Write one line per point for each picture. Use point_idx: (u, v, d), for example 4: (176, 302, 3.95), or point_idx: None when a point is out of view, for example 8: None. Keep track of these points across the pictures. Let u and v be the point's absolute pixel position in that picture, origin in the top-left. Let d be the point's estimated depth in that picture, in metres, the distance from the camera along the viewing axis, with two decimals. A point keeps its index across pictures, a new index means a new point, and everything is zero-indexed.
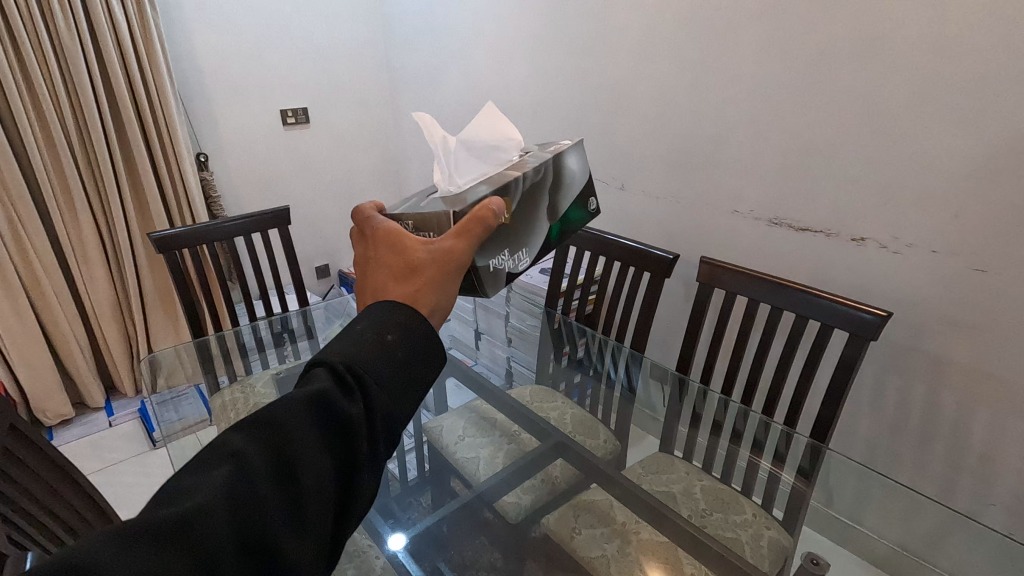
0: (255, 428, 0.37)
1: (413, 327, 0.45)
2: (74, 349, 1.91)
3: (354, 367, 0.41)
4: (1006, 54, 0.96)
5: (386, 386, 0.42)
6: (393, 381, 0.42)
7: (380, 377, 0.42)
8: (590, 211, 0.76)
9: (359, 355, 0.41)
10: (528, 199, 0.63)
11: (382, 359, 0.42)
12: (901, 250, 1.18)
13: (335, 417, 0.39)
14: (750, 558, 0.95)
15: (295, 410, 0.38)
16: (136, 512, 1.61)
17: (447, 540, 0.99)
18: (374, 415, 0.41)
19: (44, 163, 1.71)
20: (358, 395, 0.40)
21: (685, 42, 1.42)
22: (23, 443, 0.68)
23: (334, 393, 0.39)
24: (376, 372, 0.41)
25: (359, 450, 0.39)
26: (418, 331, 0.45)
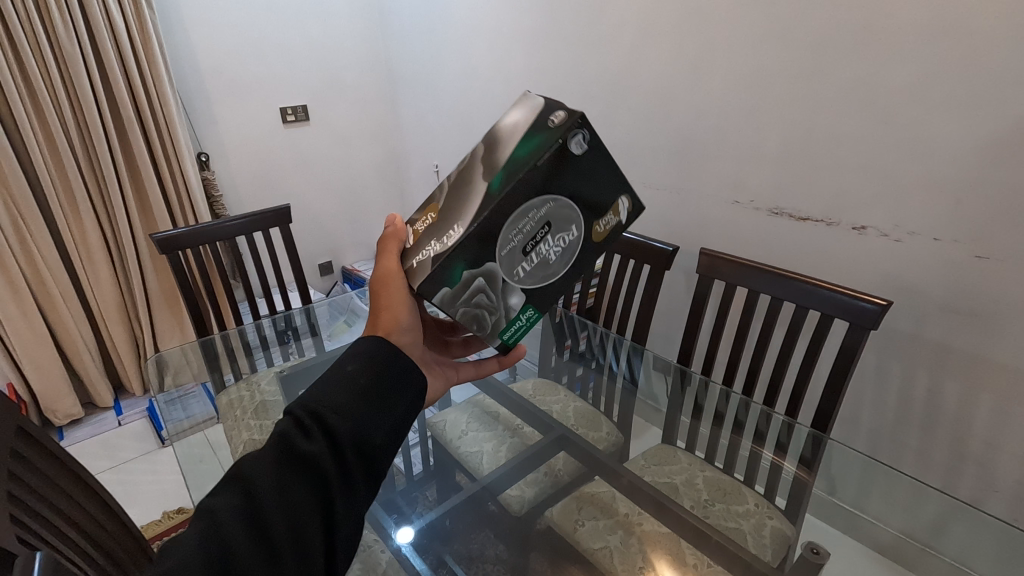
0: (231, 482, 0.44)
1: (380, 355, 0.52)
2: (81, 350, 1.93)
3: (313, 406, 0.48)
4: (1006, 38, 0.95)
5: (346, 414, 0.48)
6: (355, 409, 0.49)
7: (338, 407, 0.48)
8: (560, 124, 0.52)
9: (327, 393, 0.49)
10: (456, 191, 0.59)
11: (345, 390, 0.49)
12: (902, 238, 1.17)
13: (297, 457, 0.45)
14: (752, 548, 0.95)
15: (261, 459, 0.45)
16: (147, 509, 1.63)
17: (453, 533, 1.00)
18: (339, 441, 0.47)
19: (47, 165, 1.71)
20: (317, 430, 0.47)
21: (683, 32, 1.41)
22: (31, 445, 0.69)
23: (292, 436, 0.46)
24: (332, 404, 0.48)
25: (327, 480, 0.45)
26: (382, 357, 0.53)
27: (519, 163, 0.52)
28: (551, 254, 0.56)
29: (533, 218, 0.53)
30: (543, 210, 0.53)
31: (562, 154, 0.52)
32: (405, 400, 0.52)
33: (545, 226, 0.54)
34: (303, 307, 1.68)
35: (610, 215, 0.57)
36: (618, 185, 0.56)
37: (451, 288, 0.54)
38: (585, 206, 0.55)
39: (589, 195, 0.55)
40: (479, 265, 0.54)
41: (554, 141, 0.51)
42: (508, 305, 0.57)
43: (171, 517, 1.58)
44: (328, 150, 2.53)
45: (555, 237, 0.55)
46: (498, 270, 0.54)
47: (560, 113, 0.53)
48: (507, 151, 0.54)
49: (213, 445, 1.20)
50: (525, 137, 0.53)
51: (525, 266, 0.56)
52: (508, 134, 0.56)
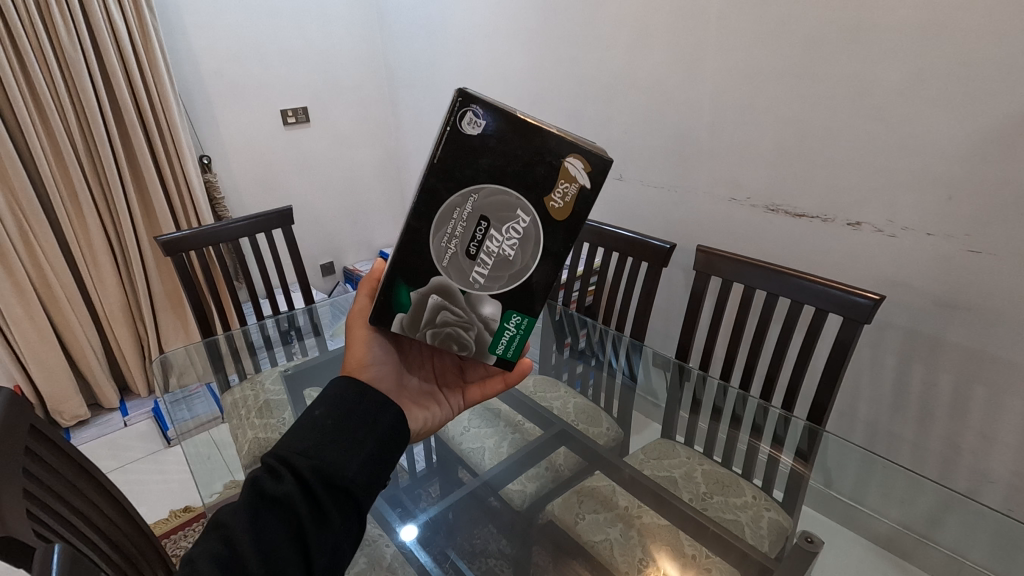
0: (211, 532, 0.48)
1: (341, 397, 0.57)
2: (87, 351, 1.95)
3: (282, 453, 0.52)
4: (995, 34, 0.97)
5: (311, 452, 0.52)
6: (321, 447, 0.52)
7: (305, 450, 0.52)
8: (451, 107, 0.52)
9: (297, 437, 0.53)
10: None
11: (312, 434, 0.53)
12: (897, 233, 1.19)
13: (269, 500, 0.49)
14: (750, 540, 0.97)
15: (234, 506, 0.49)
16: (154, 507, 1.65)
17: (456, 528, 1.01)
18: (308, 480, 0.50)
19: (51, 169, 1.73)
20: (286, 472, 0.50)
21: (680, 31, 1.42)
22: (43, 443, 0.71)
23: (261, 478, 0.50)
24: (299, 448, 0.52)
25: (299, 517, 0.49)
26: (345, 397, 0.57)
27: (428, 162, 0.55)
28: (507, 248, 0.56)
29: (465, 216, 0.55)
30: (471, 205, 0.55)
31: (461, 137, 0.52)
32: (372, 435, 0.55)
33: (483, 222, 0.55)
34: (306, 307, 1.70)
35: (560, 184, 0.54)
36: (547, 146, 0.53)
37: (410, 312, 0.59)
38: (517, 183, 0.54)
39: (520, 170, 0.53)
40: (424, 285, 0.58)
41: (446, 129, 0.52)
42: (481, 315, 0.59)
43: (177, 516, 1.61)
44: (328, 151, 2.55)
45: (501, 229, 0.55)
46: (450, 282, 0.57)
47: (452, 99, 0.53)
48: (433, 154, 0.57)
49: (219, 444, 1.22)
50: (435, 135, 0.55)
51: (480, 270, 0.57)
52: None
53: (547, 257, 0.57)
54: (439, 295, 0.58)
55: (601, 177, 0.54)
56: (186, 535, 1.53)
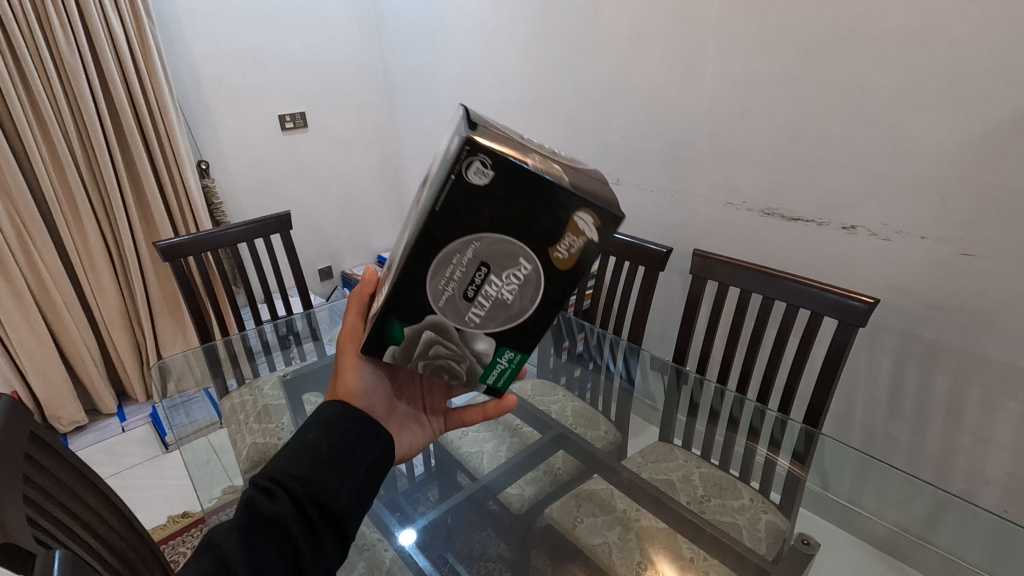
0: (204, 549, 0.48)
1: (336, 419, 0.56)
2: (85, 357, 1.95)
3: (277, 474, 0.52)
4: (985, 41, 0.98)
5: (306, 476, 0.52)
6: (317, 471, 0.52)
7: (301, 474, 0.52)
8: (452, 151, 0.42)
9: (291, 461, 0.53)
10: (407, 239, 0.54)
11: (306, 458, 0.53)
12: (891, 237, 1.20)
13: (264, 521, 0.49)
14: (747, 542, 0.98)
15: (228, 525, 0.49)
16: (152, 513, 1.65)
17: (455, 532, 1.01)
18: (303, 504, 0.51)
19: (49, 176, 1.74)
20: (283, 494, 0.51)
21: (675, 37, 1.44)
22: (43, 450, 0.71)
23: (257, 499, 0.50)
24: (294, 472, 0.52)
25: (294, 540, 0.49)
26: (340, 419, 0.56)
27: (425, 208, 0.45)
28: (506, 293, 0.47)
29: (465, 262, 0.46)
30: (470, 251, 0.45)
31: (465, 189, 0.43)
32: (366, 460, 0.55)
33: (483, 267, 0.46)
34: (304, 312, 1.70)
35: (569, 237, 0.45)
36: (561, 198, 0.44)
37: (400, 344, 0.50)
38: (522, 233, 0.45)
39: (528, 223, 0.44)
40: (418, 321, 0.49)
41: (446, 177, 0.43)
42: (476, 351, 0.50)
43: (176, 521, 1.60)
44: (326, 157, 2.55)
45: (502, 275, 0.46)
46: (445, 320, 0.48)
47: (457, 139, 0.43)
48: (426, 189, 0.47)
49: (217, 450, 1.22)
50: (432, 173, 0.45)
51: (478, 311, 0.48)
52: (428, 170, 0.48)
53: (551, 305, 0.48)
54: (433, 330, 0.49)
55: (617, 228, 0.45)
56: (184, 541, 1.53)
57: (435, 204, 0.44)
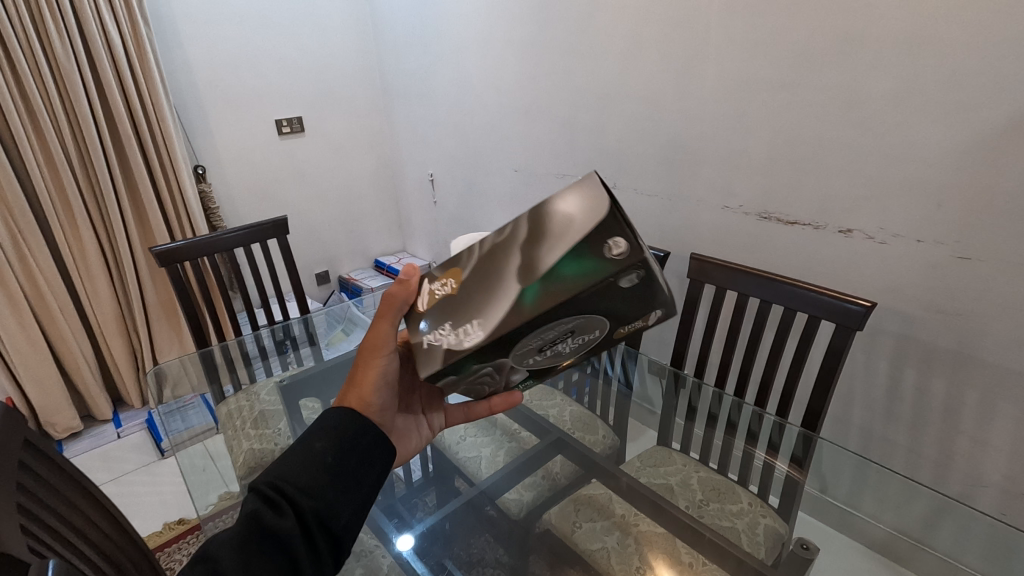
0: (201, 563, 0.46)
1: (345, 431, 0.56)
2: (81, 363, 1.94)
3: (281, 486, 0.51)
4: (978, 46, 0.99)
5: (312, 489, 0.51)
6: (323, 485, 0.52)
7: (307, 487, 0.51)
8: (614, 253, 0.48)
9: (297, 471, 0.52)
10: (486, 266, 0.54)
11: (313, 470, 0.52)
12: (887, 240, 1.20)
13: (266, 535, 0.48)
14: (746, 547, 0.97)
15: (229, 538, 0.47)
16: (148, 520, 1.64)
17: (452, 537, 1.01)
18: (307, 518, 0.50)
19: (45, 182, 1.73)
20: (288, 507, 0.50)
21: (671, 41, 1.44)
22: (37, 457, 0.70)
23: (262, 512, 0.49)
24: (301, 483, 0.51)
25: (296, 555, 0.48)
26: (348, 431, 0.56)
27: (559, 283, 0.49)
28: (566, 347, 0.55)
29: (564, 328, 0.51)
30: (573, 322, 0.51)
31: (609, 287, 0.50)
32: (369, 476, 0.56)
33: (570, 333, 0.53)
34: (301, 316, 1.69)
35: (639, 321, 0.56)
36: (656, 303, 0.54)
37: (460, 376, 0.53)
38: (614, 316, 0.53)
39: (627, 314, 0.53)
40: (488, 360, 0.53)
41: (604, 275, 0.49)
42: (510, 378, 0.58)
43: (172, 528, 1.59)
44: (323, 161, 2.55)
45: (575, 338, 0.54)
46: (508, 360, 0.54)
47: (618, 242, 0.49)
48: (551, 252, 0.50)
49: (213, 456, 1.22)
50: (574, 250, 0.49)
51: (538, 357, 0.55)
52: (559, 231, 0.51)
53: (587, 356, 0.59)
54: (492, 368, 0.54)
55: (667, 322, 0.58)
56: (180, 548, 1.52)
57: (577, 289, 0.48)
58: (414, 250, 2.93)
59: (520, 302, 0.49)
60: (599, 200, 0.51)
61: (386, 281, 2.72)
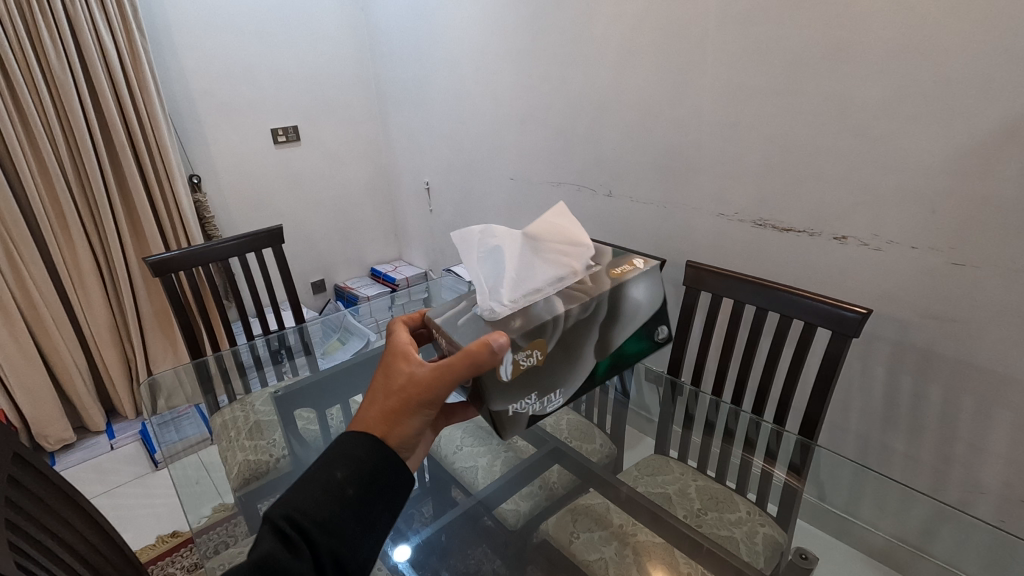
0: None
1: (364, 459, 0.55)
2: (74, 374, 1.92)
3: (298, 521, 0.50)
4: (970, 54, 1.00)
5: (328, 526, 0.51)
6: (339, 521, 0.52)
7: (323, 521, 0.51)
8: (656, 338, 0.80)
9: (317, 507, 0.52)
10: (568, 333, 0.69)
11: (331, 504, 0.52)
12: (882, 246, 1.20)
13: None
14: (744, 556, 0.97)
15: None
16: (141, 533, 1.62)
17: (449, 549, 0.99)
18: (321, 556, 0.50)
19: (39, 191, 1.72)
20: (304, 543, 0.50)
21: (665, 51, 1.45)
22: (28, 472, 0.70)
23: (278, 551, 0.48)
24: (318, 516, 0.51)
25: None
26: (368, 462, 0.55)
27: (619, 356, 0.76)
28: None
29: None
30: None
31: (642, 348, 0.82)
32: (382, 509, 0.56)
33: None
34: (297, 326, 1.68)
35: None
36: None
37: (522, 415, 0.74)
38: None
39: None
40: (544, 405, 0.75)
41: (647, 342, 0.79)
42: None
43: (165, 541, 1.57)
44: (319, 170, 2.55)
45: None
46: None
47: (658, 327, 0.79)
48: (621, 331, 0.74)
49: (208, 466, 1.21)
50: (636, 333, 0.77)
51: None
52: (631, 315, 0.75)
53: None
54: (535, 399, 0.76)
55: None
56: (173, 561, 1.50)
57: (630, 358, 0.78)
58: (410, 258, 2.93)
59: (597, 371, 0.75)
60: (653, 295, 0.77)
61: (382, 289, 2.72)
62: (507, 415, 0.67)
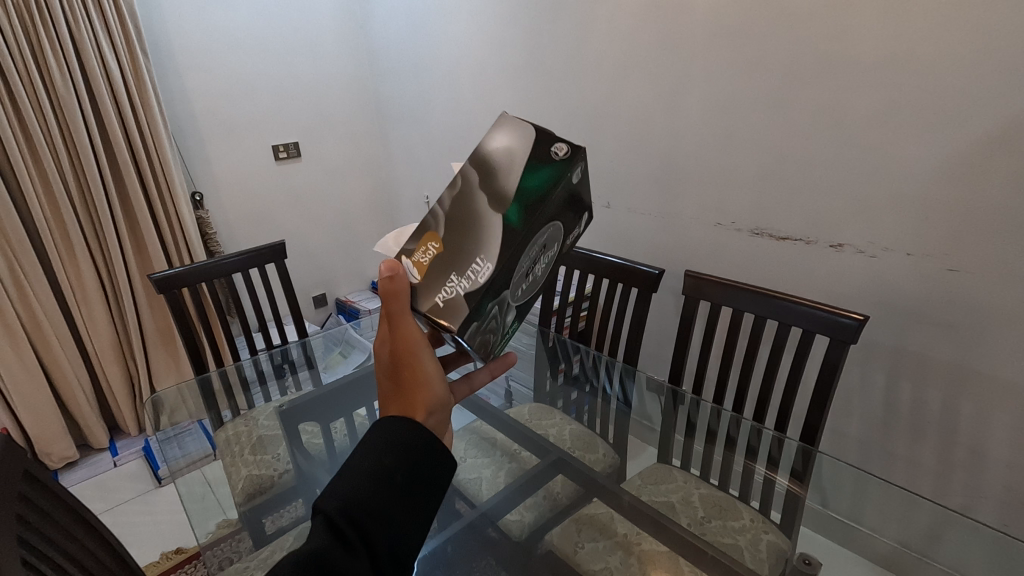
0: None
1: (413, 441, 0.42)
2: (78, 392, 1.93)
3: (351, 509, 0.38)
4: (955, 68, 1.03)
5: (382, 516, 0.39)
6: (395, 509, 0.40)
7: (381, 513, 0.39)
8: (562, 161, 0.50)
9: (368, 493, 0.39)
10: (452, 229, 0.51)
11: (386, 491, 0.40)
12: (878, 254, 1.22)
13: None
14: (749, 563, 0.97)
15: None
16: (147, 549, 1.62)
17: (454, 561, 0.99)
18: (380, 558, 0.38)
19: (43, 210, 1.74)
20: (357, 543, 0.38)
21: (659, 64, 1.48)
22: (37, 489, 0.70)
23: (334, 551, 0.36)
24: (372, 506, 0.39)
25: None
26: (419, 443, 0.42)
27: (528, 196, 0.49)
28: (539, 270, 0.55)
29: (542, 243, 0.52)
30: (545, 236, 0.52)
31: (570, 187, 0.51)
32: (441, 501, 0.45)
33: (543, 248, 0.53)
34: (299, 341, 1.69)
35: (578, 230, 0.58)
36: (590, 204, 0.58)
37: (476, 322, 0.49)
38: (568, 226, 0.55)
39: (573, 218, 0.55)
40: (499, 295, 0.50)
41: (564, 171, 0.50)
42: (506, 323, 0.54)
43: (169, 558, 1.57)
44: (320, 185, 2.58)
45: (546, 254, 0.54)
46: (510, 293, 0.51)
47: (563, 146, 0.51)
48: (506, 178, 0.50)
49: (212, 483, 1.22)
50: (535, 169, 0.50)
51: (523, 286, 0.53)
52: (506, 160, 0.51)
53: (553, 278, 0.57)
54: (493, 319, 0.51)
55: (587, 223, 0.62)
56: None
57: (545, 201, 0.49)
58: None
59: (504, 227, 0.49)
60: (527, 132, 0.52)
61: None
62: (443, 305, 0.49)
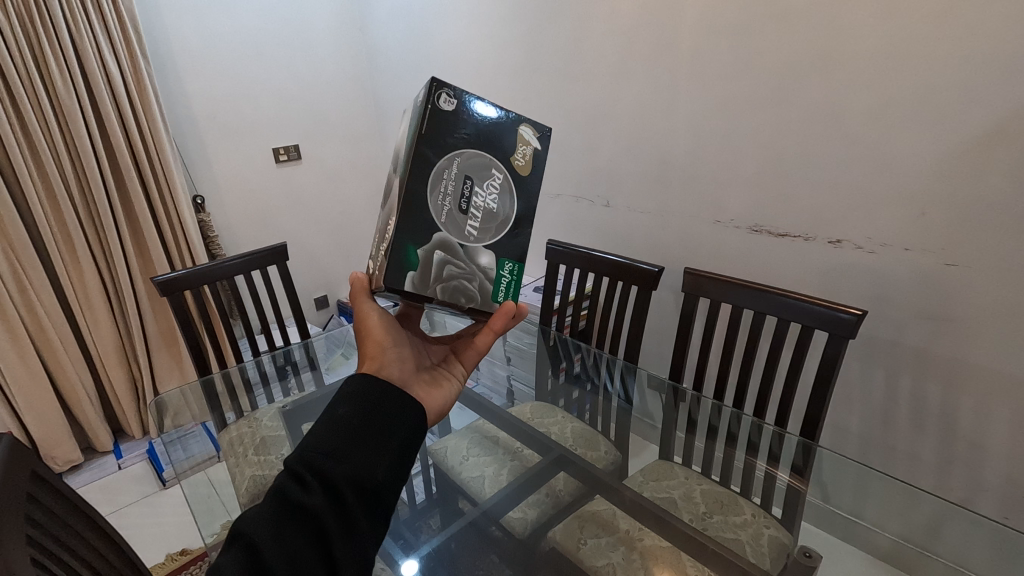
0: (235, 546, 0.44)
1: (354, 391, 0.53)
2: (82, 396, 1.94)
3: (307, 453, 0.48)
4: (954, 64, 1.04)
5: (335, 453, 0.48)
6: (345, 445, 0.49)
7: (332, 451, 0.48)
8: (425, 102, 0.58)
9: (319, 435, 0.50)
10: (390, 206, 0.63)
11: (334, 433, 0.49)
12: (876, 249, 1.23)
13: (294, 512, 0.45)
14: (750, 557, 0.97)
15: (258, 520, 0.45)
16: (153, 550, 1.64)
17: (456, 558, 1.01)
18: (340, 490, 0.47)
19: (45, 214, 1.75)
20: (314, 479, 0.47)
21: (658, 62, 1.49)
22: (44, 489, 0.71)
23: (290, 488, 0.46)
24: (322, 447, 0.48)
25: (328, 533, 0.45)
26: (359, 392, 0.53)
27: (408, 147, 0.59)
28: (491, 202, 0.63)
29: (458, 174, 0.60)
30: (456, 167, 0.60)
31: (444, 118, 0.59)
32: (399, 433, 0.52)
33: (467, 181, 0.61)
34: (302, 342, 1.70)
35: (522, 148, 0.65)
36: (515, 119, 0.64)
37: (418, 270, 0.60)
38: (490, 149, 0.62)
39: (495, 142, 0.63)
40: (428, 241, 0.60)
41: (424, 108, 0.58)
42: (480, 266, 0.64)
43: (175, 559, 1.58)
44: (320, 187, 2.60)
45: (483, 185, 0.62)
46: (449, 236, 0.61)
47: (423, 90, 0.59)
48: (404, 146, 0.62)
49: (216, 485, 1.21)
50: (416, 120, 0.60)
51: (473, 223, 0.62)
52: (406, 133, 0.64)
53: (518, 202, 0.65)
54: (441, 250, 0.61)
55: (548, 143, 0.67)
56: None
57: (423, 138, 0.58)
58: None
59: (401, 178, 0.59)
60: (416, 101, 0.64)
61: None
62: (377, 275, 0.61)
